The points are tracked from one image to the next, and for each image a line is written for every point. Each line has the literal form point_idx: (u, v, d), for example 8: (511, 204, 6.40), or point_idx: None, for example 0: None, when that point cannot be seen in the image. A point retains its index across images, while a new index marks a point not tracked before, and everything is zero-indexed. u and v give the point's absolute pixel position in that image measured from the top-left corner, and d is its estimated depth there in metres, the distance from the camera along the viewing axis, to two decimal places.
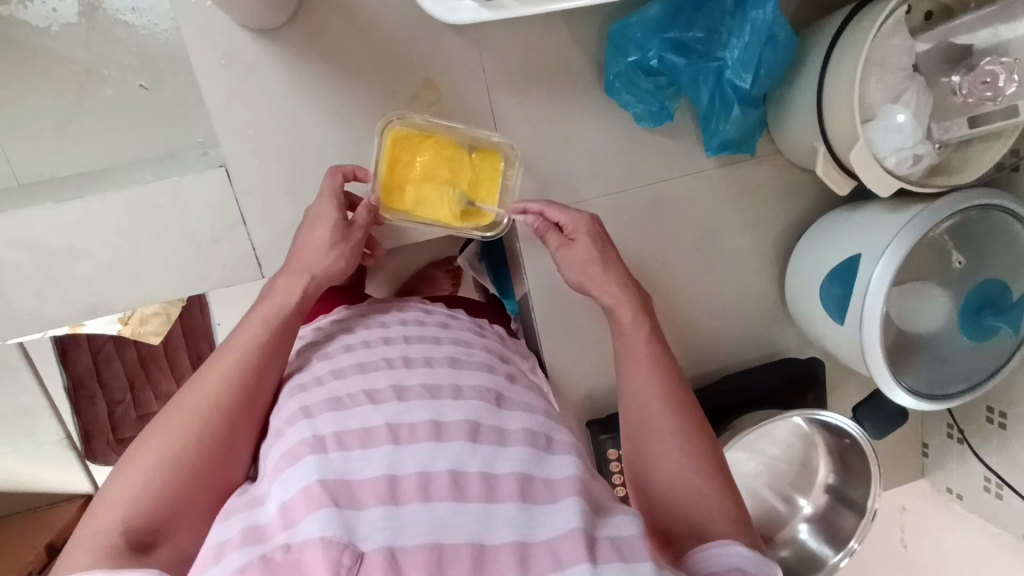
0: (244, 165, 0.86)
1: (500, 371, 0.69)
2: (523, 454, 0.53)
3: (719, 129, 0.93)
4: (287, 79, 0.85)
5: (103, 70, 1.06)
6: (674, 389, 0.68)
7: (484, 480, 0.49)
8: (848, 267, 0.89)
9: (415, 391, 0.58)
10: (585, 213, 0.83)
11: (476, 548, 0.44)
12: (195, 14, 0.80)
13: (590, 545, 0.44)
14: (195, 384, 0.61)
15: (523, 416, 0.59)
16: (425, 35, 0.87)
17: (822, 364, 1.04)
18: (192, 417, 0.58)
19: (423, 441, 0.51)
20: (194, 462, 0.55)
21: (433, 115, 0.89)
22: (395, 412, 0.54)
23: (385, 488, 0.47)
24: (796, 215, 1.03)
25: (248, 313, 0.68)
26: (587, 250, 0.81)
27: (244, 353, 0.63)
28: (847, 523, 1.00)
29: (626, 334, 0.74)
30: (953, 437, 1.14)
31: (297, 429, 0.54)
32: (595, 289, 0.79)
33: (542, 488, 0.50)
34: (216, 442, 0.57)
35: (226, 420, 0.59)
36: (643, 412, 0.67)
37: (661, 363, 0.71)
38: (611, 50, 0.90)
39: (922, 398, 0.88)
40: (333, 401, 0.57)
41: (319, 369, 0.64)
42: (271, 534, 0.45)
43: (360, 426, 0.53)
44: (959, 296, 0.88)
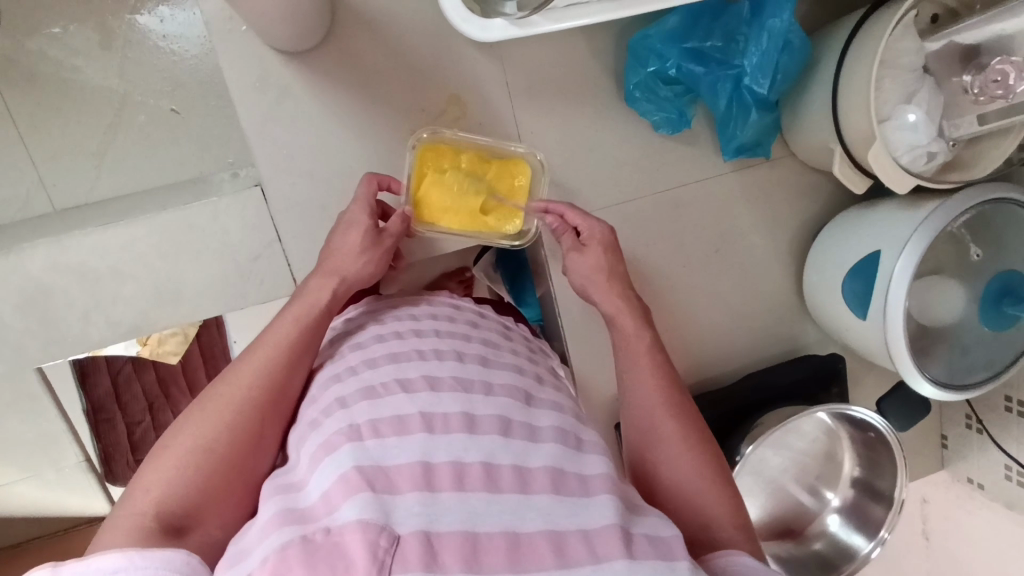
0: (279, 184, 0.88)
1: (529, 371, 0.71)
2: (556, 451, 0.54)
3: (737, 133, 0.96)
4: (318, 99, 0.87)
5: (136, 96, 1.10)
6: (675, 396, 0.70)
7: (517, 472, 0.50)
8: (868, 263, 0.91)
9: (447, 384, 0.59)
10: (602, 223, 0.85)
11: (510, 537, 0.45)
12: (232, 39, 0.83)
13: (626, 540, 0.46)
14: (226, 379, 0.62)
15: (553, 415, 0.61)
16: (450, 53, 0.90)
17: (843, 359, 1.06)
18: (225, 410, 0.59)
19: (456, 432, 0.53)
20: (227, 452, 0.57)
21: (459, 130, 0.91)
22: (429, 403, 0.56)
23: (420, 475, 0.48)
24: (811, 214, 1.06)
25: (281, 311, 0.69)
26: (598, 258, 0.82)
27: (278, 350, 0.64)
28: (877, 515, 1.01)
29: (633, 339, 0.76)
30: (971, 426, 1.16)
31: (334, 419, 0.55)
32: (598, 298, 0.81)
33: (575, 483, 0.51)
34: (247, 435, 0.59)
35: (257, 414, 0.60)
36: (655, 416, 0.68)
37: (665, 370, 0.73)
38: (630, 60, 0.93)
39: (945, 388, 0.90)
40: (367, 391, 0.58)
41: (351, 358, 0.66)
42: (311, 517, 0.46)
43: (394, 415, 0.54)
44: (976, 288, 0.91)
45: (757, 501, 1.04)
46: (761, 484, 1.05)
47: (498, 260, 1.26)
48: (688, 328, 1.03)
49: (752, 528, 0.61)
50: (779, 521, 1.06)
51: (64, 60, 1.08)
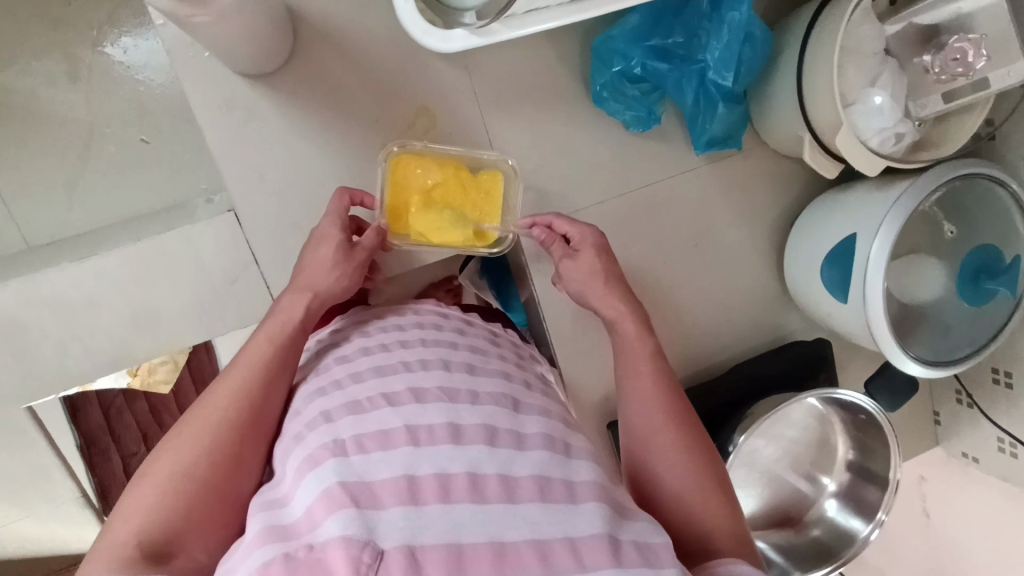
0: (251, 207, 0.88)
1: (517, 378, 0.70)
2: (545, 455, 0.54)
3: (706, 127, 0.96)
4: (286, 119, 0.87)
5: (105, 127, 1.10)
6: (670, 400, 0.69)
7: (503, 481, 0.50)
8: (846, 248, 0.92)
9: (432, 393, 0.58)
10: (593, 228, 0.85)
11: (496, 546, 0.45)
12: (195, 65, 0.83)
13: (613, 549, 0.46)
14: (204, 401, 0.62)
15: (540, 420, 0.60)
16: (416, 66, 0.90)
17: (830, 344, 1.06)
18: (204, 432, 0.59)
19: (442, 442, 0.52)
20: (208, 474, 0.56)
21: (429, 141, 0.91)
22: (413, 414, 0.55)
23: (404, 488, 0.47)
24: (787, 202, 1.06)
25: (255, 331, 0.68)
26: (592, 259, 0.82)
27: (255, 370, 0.64)
28: (872, 497, 1.01)
29: (632, 347, 0.75)
30: (962, 402, 1.18)
31: (317, 433, 0.55)
32: (595, 302, 0.81)
33: (561, 489, 0.51)
34: (228, 455, 0.58)
35: (235, 435, 0.59)
36: (650, 424, 0.67)
37: (664, 376, 0.72)
38: (596, 62, 0.93)
39: (929, 366, 0.90)
40: (351, 405, 0.57)
41: (336, 371, 0.65)
42: (294, 533, 0.46)
43: (379, 428, 0.53)
44: (953, 265, 0.92)
45: (753, 491, 1.05)
46: (757, 474, 1.06)
47: (483, 268, 1.25)
48: (673, 324, 1.04)
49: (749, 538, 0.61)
50: (778, 510, 1.06)
51: (31, 95, 1.08)
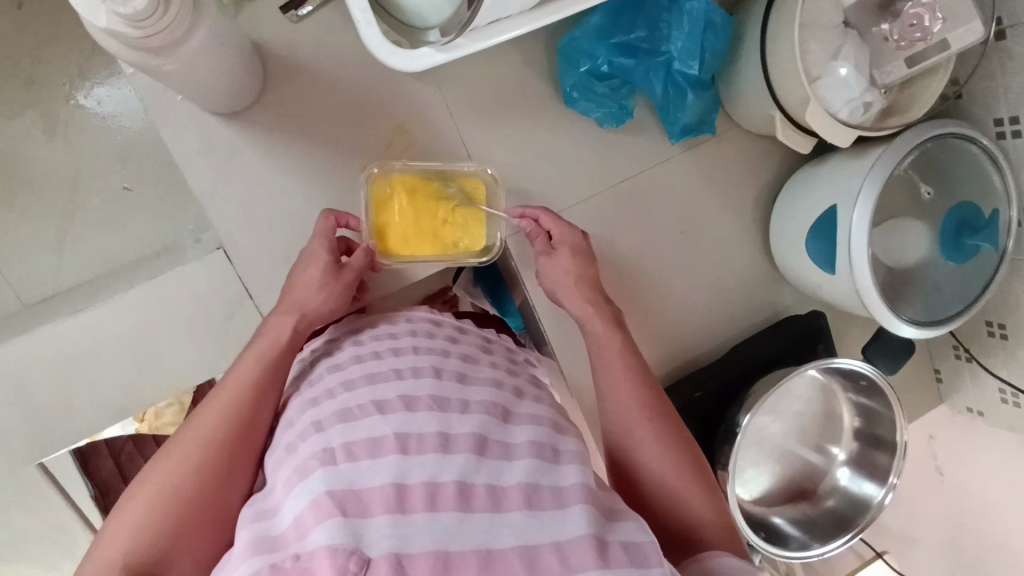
0: (240, 242, 0.89)
1: (510, 385, 0.69)
2: (531, 462, 0.54)
3: (679, 115, 0.98)
4: (265, 152, 0.88)
5: (87, 179, 1.11)
6: (645, 395, 0.70)
7: (490, 492, 0.50)
8: (828, 219, 0.93)
9: (423, 402, 0.58)
10: (574, 230, 0.87)
11: (483, 554, 0.46)
12: (169, 108, 0.84)
13: (600, 550, 0.47)
14: (192, 422, 0.62)
15: (531, 429, 0.59)
16: (389, 87, 0.91)
17: (824, 315, 1.07)
18: (191, 451, 0.59)
19: (430, 452, 0.52)
20: (194, 493, 0.57)
21: (408, 158, 0.92)
22: (404, 422, 0.55)
23: (392, 496, 0.48)
24: (767, 180, 1.08)
25: (242, 352, 0.69)
26: (568, 262, 0.84)
27: (243, 390, 0.64)
28: (882, 461, 1.03)
29: (602, 343, 0.77)
30: (960, 357, 1.19)
31: (309, 443, 0.56)
32: (566, 302, 0.83)
33: (549, 497, 0.51)
34: (215, 474, 0.59)
35: (224, 454, 0.60)
36: (627, 419, 0.69)
37: (636, 372, 0.73)
38: (563, 64, 0.95)
39: (924, 326, 0.92)
40: (343, 413, 0.58)
41: (329, 381, 0.65)
42: (282, 543, 0.47)
43: (369, 436, 0.54)
44: (936, 224, 0.93)
45: (765, 468, 1.06)
46: (767, 450, 1.07)
47: (477, 275, 1.25)
48: (668, 312, 1.05)
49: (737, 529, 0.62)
50: (792, 484, 1.07)
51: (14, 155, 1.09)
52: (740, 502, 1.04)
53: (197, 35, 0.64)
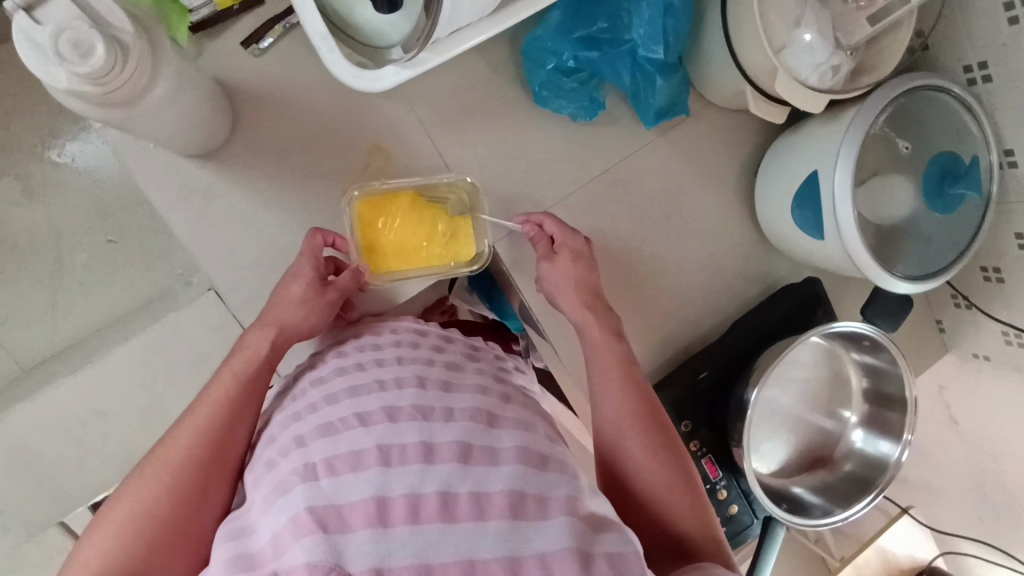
0: (229, 281, 0.89)
1: (498, 389, 0.69)
2: (517, 469, 0.54)
3: (651, 100, 0.98)
4: (243, 188, 0.88)
5: (69, 237, 1.12)
6: (639, 406, 0.72)
7: (474, 500, 0.51)
8: (810, 187, 0.93)
9: (406, 412, 0.58)
10: (579, 234, 0.89)
11: (464, 564, 0.47)
12: (142, 156, 0.84)
13: (583, 563, 0.48)
14: (167, 442, 0.63)
15: (517, 434, 0.59)
16: (358, 108, 0.91)
17: (820, 280, 1.07)
18: (167, 471, 0.60)
19: (413, 463, 0.53)
20: (169, 513, 0.58)
21: (387, 177, 0.93)
22: (387, 434, 0.55)
23: (374, 511, 0.49)
24: (746, 153, 1.08)
25: (221, 366, 0.70)
26: (569, 266, 0.87)
27: (218, 407, 0.65)
28: (895, 419, 1.03)
29: (599, 351, 0.79)
30: (960, 306, 1.19)
31: (290, 460, 0.56)
32: (564, 306, 0.85)
33: (534, 506, 0.52)
34: (190, 494, 0.60)
35: (199, 472, 0.61)
36: (621, 430, 0.71)
37: (634, 383, 0.75)
38: (529, 65, 0.95)
39: (918, 281, 0.93)
40: (325, 428, 0.58)
41: (312, 395, 0.65)
42: (261, 560, 0.49)
43: (351, 450, 0.54)
44: (917, 178, 0.94)
45: (780, 439, 1.06)
46: (779, 421, 1.07)
47: (470, 281, 1.23)
48: (663, 297, 1.05)
49: (721, 539, 0.65)
50: (808, 452, 1.07)
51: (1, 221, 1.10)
52: (759, 476, 1.04)
53: (158, 84, 0.66)
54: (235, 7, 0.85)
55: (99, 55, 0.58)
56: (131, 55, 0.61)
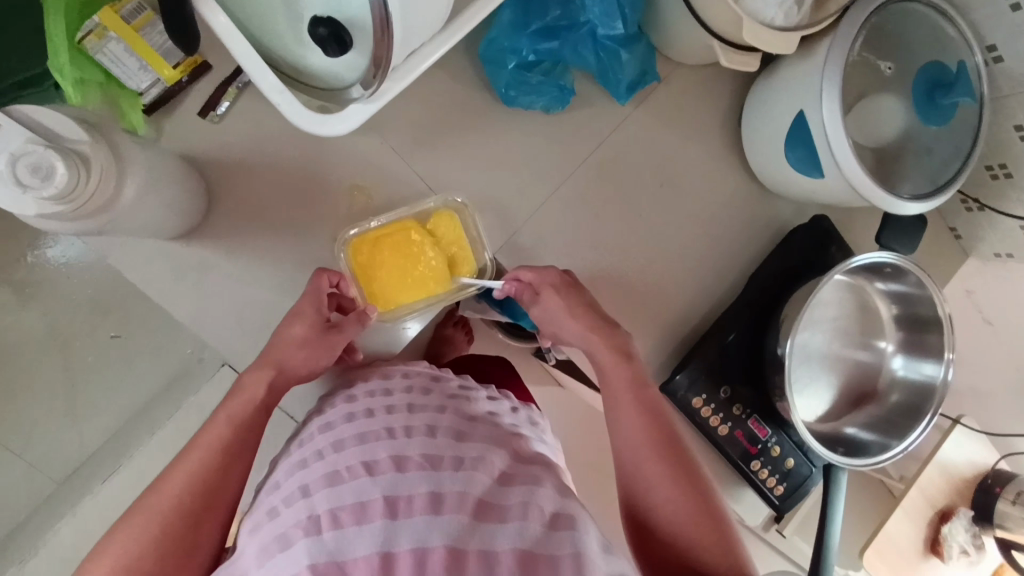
0: (242, 350, 0.88)
1: (510, 441, 0.69)
2: (540, 526, 0.53)
3: (620, 75, 0.96)
4: (233, 257, 0.86)
5: (77, 341, 1.26)
6: (655, 433, 0.73)
7: (483, 556, 0.50)
8: (799, 126, 0.90)
9: (414, 462, 0.60)
10: (551, 268, 0.87)
11: None
12: (126, 249, 0.82)
13: None
14: (157, 489, 0.65)
15: (528, 489, 0.58)
16: (329, 150, 0.89)
17: (827, 216, 1.04)
18: (155, 521, 0.62)
19: (419, 514, 0.54)
20: (153, 564, 0.60)
21: (374, 214, 0.91)
22: (393, 483, 0.57)
23: (378, 565, 0.50)
24: (726, 105, 1.05)
25: (217, 410, 0.72)
26: (556, 301, 0.85)
27: (211, 454, 0.67)
28: (933, 339, 1.01)
29: (610, 376, 0.79)
30: (971, 209, 1.16)
31: (294, 509, 0.58)
32: (567, 335, 0.85)
33: (545, 565, 0.50)
34: (174, 547, 0.62)
35: (188, 519, 0.63)
36: (637, 457, 0.72)
37: (647, 406, 0.76)
38: (490, 68, 0.92)
39: (928, 198, 0.90)
40: (331, 476, 0.60)
41: (319, 441, 0.67)
42: None
43: (356, 500, 0.56)
44: (907, 93, 0.90)
45: (822, 382, 1.05)
46: (818, 365, 1.05)
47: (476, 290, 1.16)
48: (672, 267, 1.03)
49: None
50: (853, 390, 1.06)
51: (18, 332, 1.24)
52: (808, 425, 1.02)
53: (128, 185, 0.66)
54: (184, 78, 0.82)
55: (61, 174, 0.58)
56: (92, 164, 0.62)
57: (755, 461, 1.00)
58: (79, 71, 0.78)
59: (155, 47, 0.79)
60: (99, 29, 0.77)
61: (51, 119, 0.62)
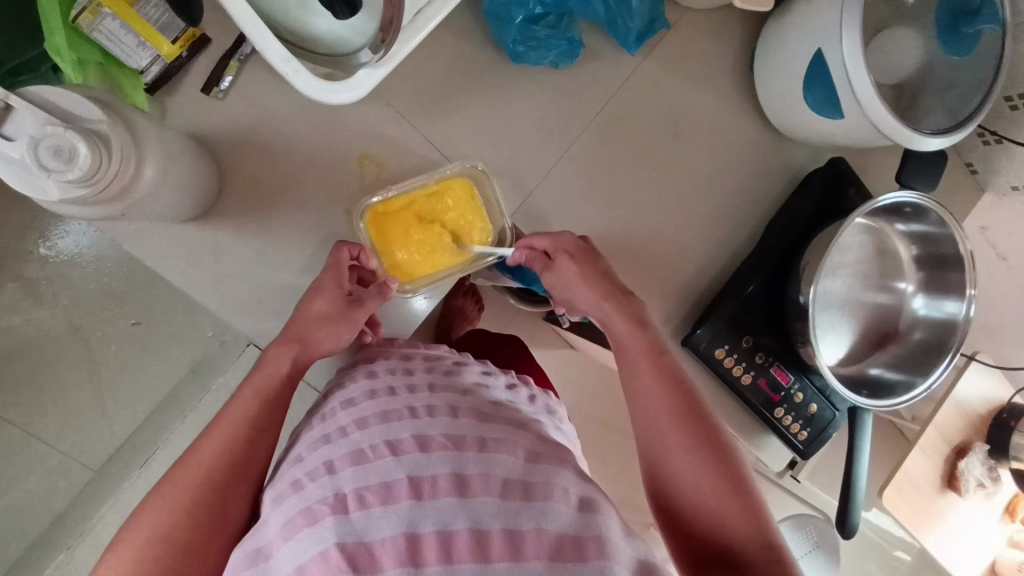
0: (263, 329, 0.87)
1: (531, 424, 0.69)
2: (571, 510, 0.55)
3: (629, 24, 0.93)
4: (248, 237, 0.85)
5: (98, 332, 1.34)
6: (673, 399, 0.72)
7: (508, 538, 0.52)
8: (816, 65, 0.87)
9: (437, 442, 0.60)
10: (569, 235, 0.87)
11: None
12: (139, 234, 0.80)
13: None
14: (187, 460, 0.66)
15: (552, 468, 0.59)
16: (336, 121, 0.87)
17: (845, 158, 1.02)
18: (186, 491, 0.63)
19: (445, 496, 0.54)
20: (188, 532, 0.61)
21: (386, 184, 0.89)
22: (417, 464, 0.57)
23: (405, 549, 0.51)
24: (738, 49, 1.02)
25: (242, 385, 0.73)
26: (573, 266, 0.84)
27: (240, 427, 0.69)
28: (954, 277, 1.00)
29: (625, 343, 0.78)
30: (989, 142, 1.13)
31: (319, 485, 0.58)
32: (581, 302, 0.84)
33: (572, 547, 0.51)
34: (207, 516, 0.62)
35: (219, 488, 0.64)
36: (656, 425, 0.71)
37: (664, 371, 0.75)
38: (496, 24, 0.89)
39: (949, 132, 0.88)
40: (356, 455, 0.60)
41: (342, 417, 0.67)
42: None
43: (381, 481, 0.56)
44: (927, 24, 0.88)
45: (845, 326, 1.04)
46: (840, 310, 1.04)
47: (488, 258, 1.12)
48: (689, 220, 1.02)
49: (781, 545, 0.62)
50: (875, 332, 1.05)
51: (45, 329, 1.33)
52: (832, 369, 1.03)
53: (147, 167, 0.65)
54: (184, 54, 0.80)
55: (84, 155, 0.57)
56: (113, 145, 0.61)
57: (778, 408, 1.01)
58: (78, 53, 0.76)
59: (153, 23, 0.77)
60: (93, 6, 0.74)
61: (68, 100, 0.61)
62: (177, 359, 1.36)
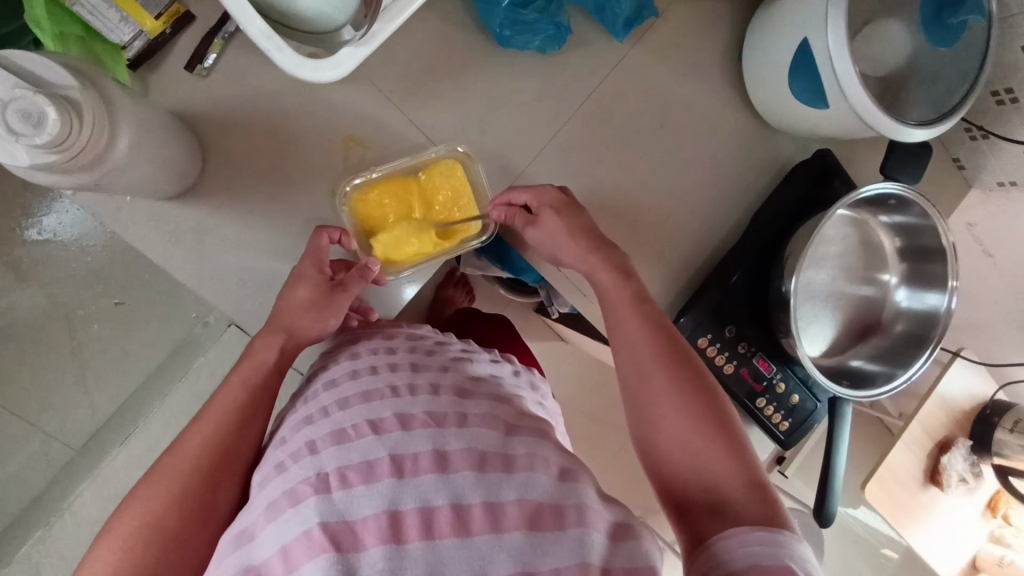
0: (247, 310, 0.87)
1: (513, 400, 0.70)
2: (550, 478, 0.56)
3: (616, 11, 0.94)
4: (231, 217, 0.85)
5: (82, 312, 1.35)
6: (661, 350, 0.73)
7: (489, 511, 0.52)
8: (802, 56, 0.87)
9: (418, 420, 0.60)
10: (548, 187, 0.86)
11: None
12: (123, 212, 0.80)
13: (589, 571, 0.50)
14: (175, 449, 0.66)
15: (530, 441, 0.60)
16: (321, 103, 0.87)
17: (831, 151, 1.03)
18: (172, 476, 0.63)
19: (426, 473, 0.54)
20: (175, 519, 0.61)
21: (371, 166, 0.89)
22: (398, 442, 0.57)
23: (387, 526, 0.50)
24: (726, 39, 1.02)
25: (230, 373, 0.73)
26: (556, 223, 0.84)
27: (227, 415, 0.69)
28: (936, 268, 1.01)
29: (612, 296, 0.80)
30: (976, 137, 1.12)
31: (301, 466, 0.58)
32: (567, 257, 0.85)
33: (551, 516, 0.53)
34: (193, 503, 0.62)
35: (206, 476, 0.64)
36: (642, 374, 0.72)
37: (652, 324, 0.76)
38: (483, 7, 0.89)
39: (933, 125, 0.89)
40: (337, 435, 0.60)
41: (324, 398, 0.67)
42: None
43: (362, 460, 0.56)
44: (913, 16, 0.88)
45: (828, 318, 1.05)
46: (824, 301, 1.05)
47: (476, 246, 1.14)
48: (675, 209, 1.02)
49: (767, 487, 0.61)
50: (857, 323, 1.06)
51: (30, 309, 1.34)
52: (814, 361, 1.03)
53: (121, 137, 0.65)
54: (167, 30, 0.80)
55: (52, 119, 0.57)
56: (84, 112, 0.61)
57: (761, 399, 1.01)
58: (59, 26, 0.73)
59: None
60: None
61: (43, 67, 0.60)
62: (161, 340, 1.37)
